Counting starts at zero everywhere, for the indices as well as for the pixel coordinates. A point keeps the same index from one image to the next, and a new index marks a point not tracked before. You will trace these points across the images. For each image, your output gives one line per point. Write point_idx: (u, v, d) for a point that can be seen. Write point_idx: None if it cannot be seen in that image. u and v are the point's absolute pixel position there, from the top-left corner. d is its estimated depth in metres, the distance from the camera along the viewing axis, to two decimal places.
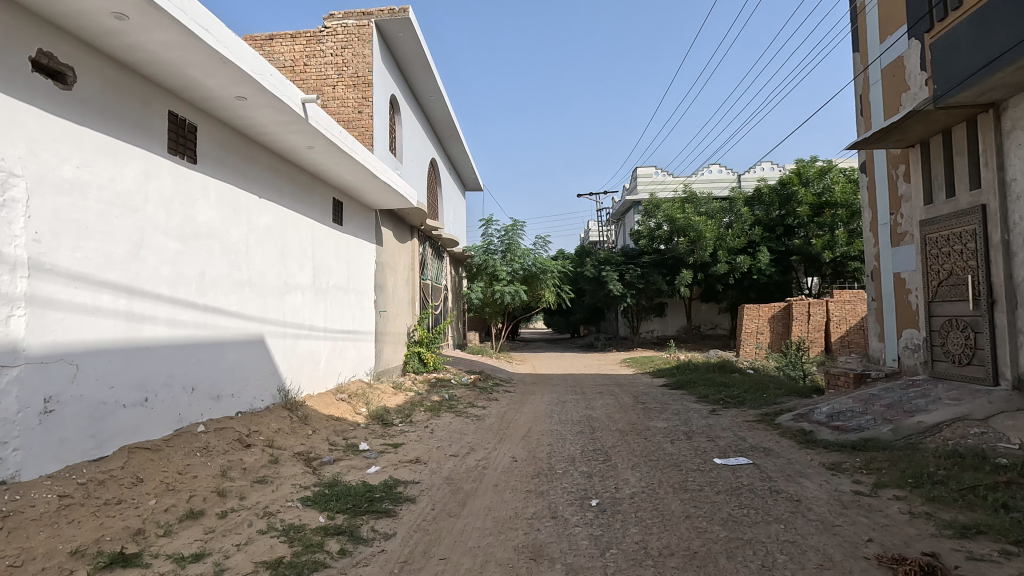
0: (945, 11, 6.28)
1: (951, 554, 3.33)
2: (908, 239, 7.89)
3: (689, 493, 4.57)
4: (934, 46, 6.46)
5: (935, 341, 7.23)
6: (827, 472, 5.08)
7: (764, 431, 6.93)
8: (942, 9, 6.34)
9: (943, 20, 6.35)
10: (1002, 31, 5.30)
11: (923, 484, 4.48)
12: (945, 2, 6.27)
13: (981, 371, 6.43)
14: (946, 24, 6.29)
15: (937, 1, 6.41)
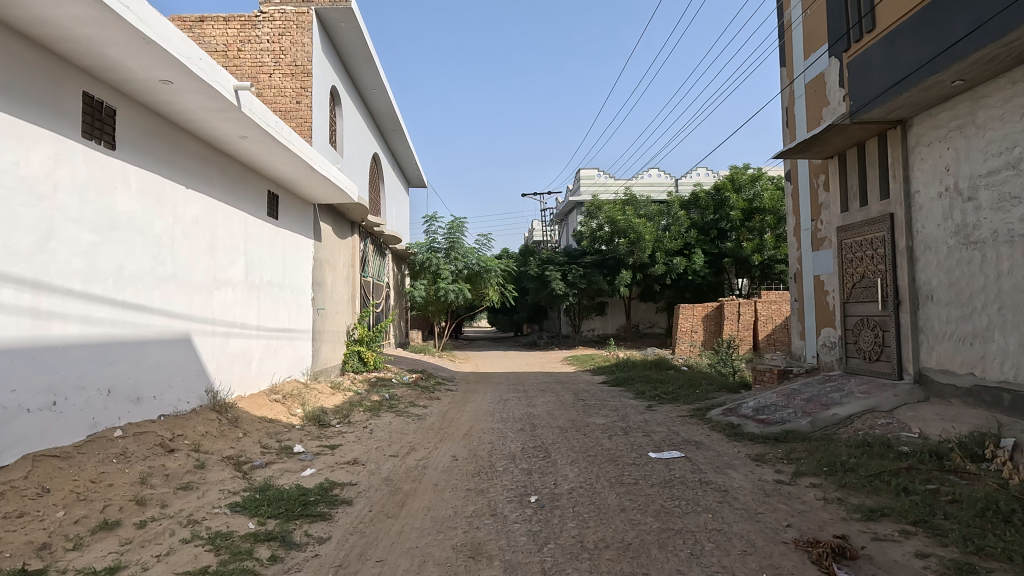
0: (861, 33, 6.75)
1: (859, 536, 3.60)
2: (826, 244, 8.47)
3: (625, 487, 4.70)
4: (851, 64, 6.92)
5: (849, 339, 7.78)
6: (752, 463, 5.37)
7: (696, 426, 7.24)
8: (858, 30, 6.81)
9: (858, 40, 6.81)
10: (910, 53, 5.76)
11: (836, 472, 4.83)
12: (860, 24, 6.74)
13: (888, 367, 6.99)
14: (861, 46, 6.75)
15: (854, 23, 6.89)
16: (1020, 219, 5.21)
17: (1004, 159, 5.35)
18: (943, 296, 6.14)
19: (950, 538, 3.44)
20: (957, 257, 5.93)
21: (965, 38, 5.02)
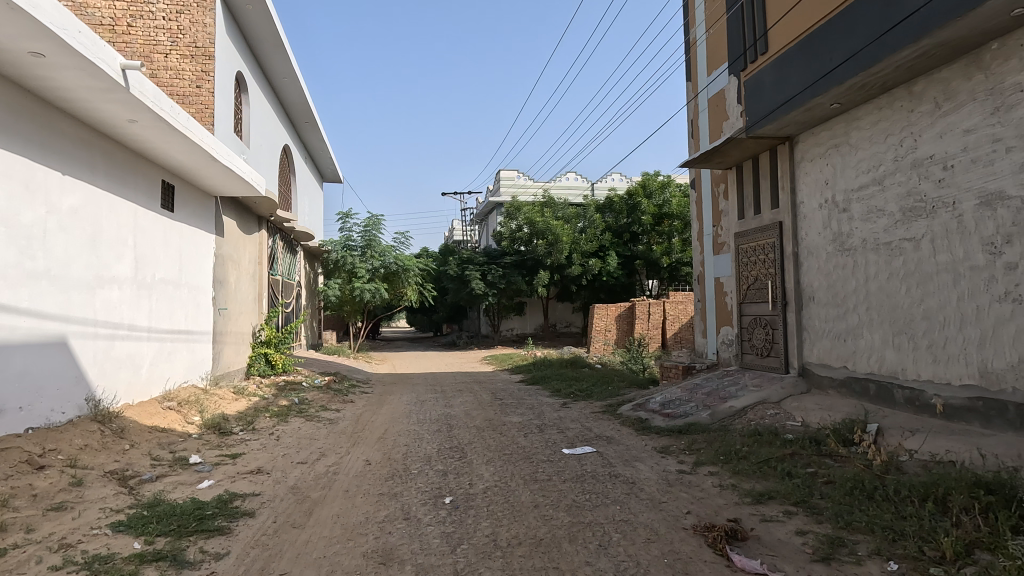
0: (755, 55, 7.32)
1: (749, 518, 3.91)
2: (725, 248, 9.11)
3: (539, 484, 4.80)
4: (747, 83, 7.49)
5: (744, 337, 8.43)
6: (658, 455, 5.67)
7: (607, 421, 7.53)
8: (753, 52, 7.39)
9: (753, 62, 7.40)
10: (796, 76, 6.32)
11: (731, 460, 5.21)
12: (755, 46, 7.31)
13: (776, 362, 7.64)
14: (755, 67, 7.34)
15: (750, 45, 7.46)
16: (883, 229, 5.88)
17: (872, 176, 6.01)
18: (823, 298, 6.81)
19: (824, 516, 3.82)
20: (834, 262, 6.59)
21: (841, 65, 5.59)
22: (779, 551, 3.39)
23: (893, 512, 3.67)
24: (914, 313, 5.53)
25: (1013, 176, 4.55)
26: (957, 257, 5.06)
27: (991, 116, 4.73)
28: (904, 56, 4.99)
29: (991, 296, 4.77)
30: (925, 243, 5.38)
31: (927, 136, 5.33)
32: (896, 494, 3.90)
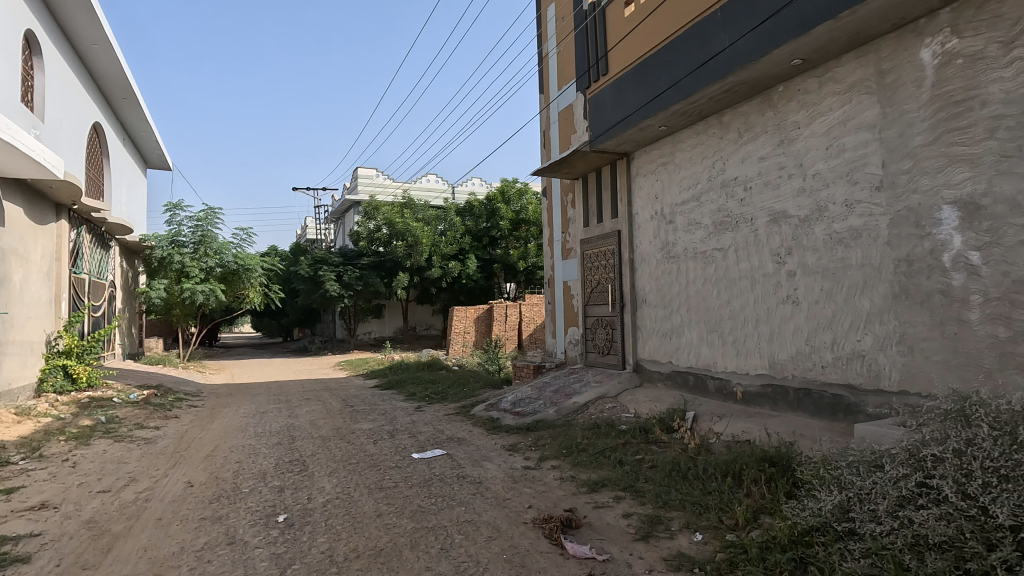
0: (597, 74, 7.90)
1: (584, 506, 4.18)
2: (572, 254, 9.69)
3: (384, 492, 4.65)
4: (590, 100, 8.03)
5: (588, 337, 9.04)
6: (506, 453, 5.83)
7: (460, 422, 7.58)
8: (595, 71, 7.96)
9: (595, 80, 7.91)
10: (631, 98, 6.94)
11: (572, 452, 5.54)
12: (597, 67, 7.89)
13: (615, 359, 8.31)
14: (597, 85, 7.86)
15: (592, 65, 8.03)
16: (700, 240, 6.68)
17: (691, 192, 6.81)
18: (653, 300, 7.55)
19: (647, 497, 4.22)
20: (662, 268, 7.35)
21: (666, 92, 6.25)
22: (607, 535, 3.66)
23: (700, 489, 4.17)
24: (722, 313, 6.35)
25: (793, 198, 5.44)
26: (754, 266, 5.91)
27: (778, 147, 5.61)
28: (714, 90, 5.73)
29: (777, 298, 5.65)
30: (731, 253, 6.22)
31: (732, 160, 6.17)
32: (704, 472, 4.43)
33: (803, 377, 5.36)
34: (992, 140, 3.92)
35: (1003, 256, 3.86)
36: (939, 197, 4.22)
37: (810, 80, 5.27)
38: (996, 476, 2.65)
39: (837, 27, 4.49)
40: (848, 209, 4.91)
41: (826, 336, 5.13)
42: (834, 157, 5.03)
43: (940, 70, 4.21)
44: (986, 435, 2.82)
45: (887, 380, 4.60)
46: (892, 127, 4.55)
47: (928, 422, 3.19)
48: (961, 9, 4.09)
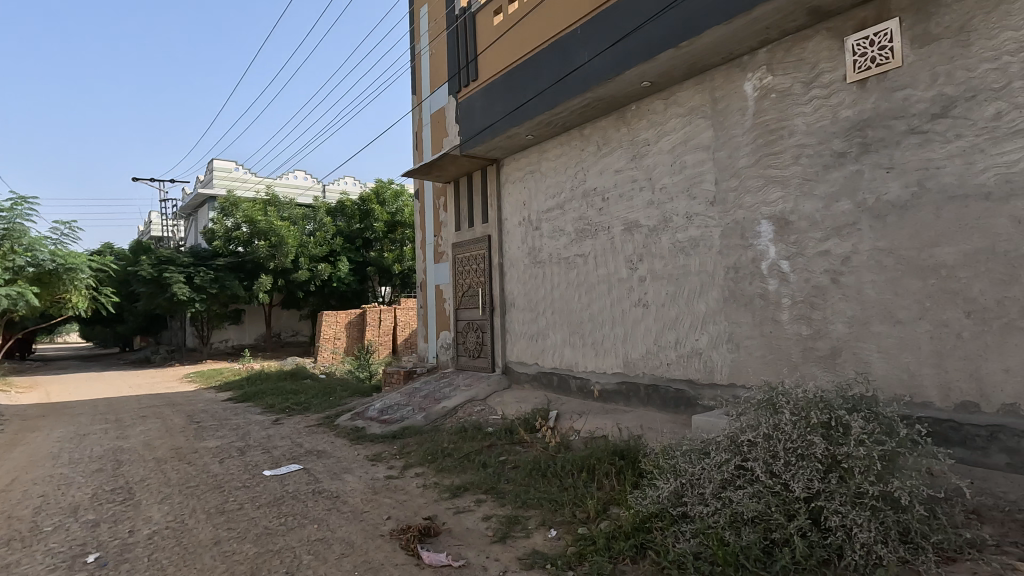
0: (466, 79, 7.92)
1: (445, 513, 4.13)
2: (444, 257, 9.62)
3: (225, 516, 4.21)
4: (461, 104, 8.04)
5: (459, 341, 9.03)
6: (368, 463, 5.60)
7: (321, 434, 7.16)
8: (464, 76, 7.99)
9: (466, 85, 7.94)
10: (499, 105, 7.07)
11: (437, 458, 5.48)
12: (467, 71, 7.92)
13: (484, 362, 8.39)
14: (467, 89, 7.88)
15: (462, 69, 8.05)
16: (563, 246, 6.98)
17: (555, 200, 7.10)
18: (521, 304, 7.75)
19: (507, 498, 4.29)
20: (529, 273, 7.57)
21: (531, 101, 6.45)
22: (465, 540, 3.65)
23: (558, 486, 4.33)
24: (583, 316, 6.69)
25: (644, 209, 5.89)
26: (611, 271, 6.30)
27: (631, 161, 6.04)
28: (575, 104, 6.03)
29: (630, 301, 6.07)
30: (590, 259, 6.58)
31: (592, 172, 6.54)
32: (562, 469, 4.61)
33: (652, 374, 5.81)
34: (797, 165, 4.55)
35: (805, 265, 4.49)
36: (758, 213, 4.82)
37: (657, 101, 5.75)
38: (794, 456, 3.03)
39: (678, 55, 4.94)
40: (688, 220, 5.42)
41: (670, 336, 5.61)
42: (677, 173, 5.53)
43: (759, 101, 4.81)
44: (787, 420, 3.17)
45: (719, 374, 5.14)
46: (722, 150, 5.11)
47: (745, 411, 3.54)
48: (774, 50, 4.70)
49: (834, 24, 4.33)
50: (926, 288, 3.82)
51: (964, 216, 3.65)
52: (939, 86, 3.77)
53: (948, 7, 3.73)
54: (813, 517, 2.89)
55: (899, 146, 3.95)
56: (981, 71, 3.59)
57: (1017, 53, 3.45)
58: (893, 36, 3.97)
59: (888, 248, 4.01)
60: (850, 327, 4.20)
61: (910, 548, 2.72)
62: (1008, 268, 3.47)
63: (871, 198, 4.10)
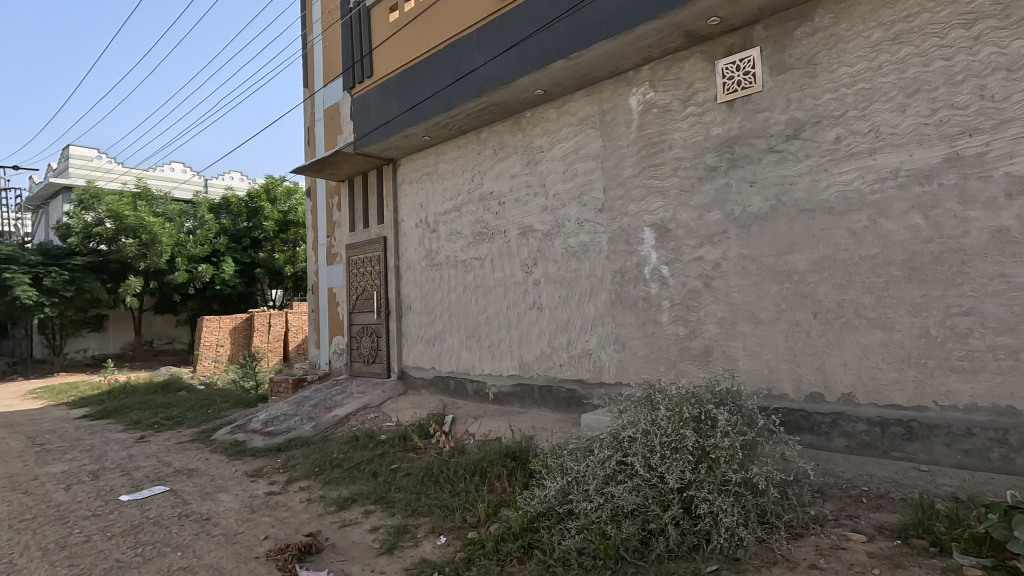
0: (361, 75, 7.64)
1: (329, 528, 3.92)
2: (338, 259, 9.20)
3: (67, 551, 3.69)
4: (355, 100, 7.74)
5: (353, 346, 8.68)
6: (247, 480, 5.19)
7: (194, 451, 6.54)
8: (358, 71, 7.70)
9: (360, 81, 7.65)
10: (394, 103, 6.89)
11: (324, 470, 5.20)
12: (361, 66, 7.64)
13: (380, 367, 8.13)
14: (361, 86, 7.60)
15: (356, 64, 7.75)
16: (461, 249, 6.95)
17: (452, 203, 7.05)
18: (417, 307, 7.60)
19: (397, 507, 4.16)
20: (426, 275, 7.45)
21: (427, 101, 6.36)
22: (350, 555, 3.49)
23: (449, 491, 4.28)
24: (479, 319, 6.70)
25: (538, 214, 6.02)
26: (506, 275, 6.37)
27: (526, 166, 6.15)
28: (471, 107, 6.04)
29: (525, 304, 6.16)
30: (487, 262, 6.60)
31: (489, 175, 6.58)
32: (455, 473, 4.56)
33: (545, 375, 5.94)
34: (676, 177, 4.87)
35: (683, 270, 4.82)
36: (642, 220, 5.10)
37: (551, 110, 5.91)
38: (669, 449, 3.22)
39: (568, 65, 5.10)
40: (579, 226, 5.61)
41: (563, 338, 5.77)
42: (569, 180, 5.71)
43: (642, 115, 5.09)
44: (663, 415, 3.36)
45: (607, 374, 5.36)
46: (610, 159, 5.35)
47: (626, 409, 3.70)
48: (656, 68, 5.01)
49: (707, 48, 4.70)
50: (782, 292, 4.24)
51: (811, 228, 4.10)
52: (792, 111, 4.21)
53: (798, 40, 4.18)
54: (685, 506, 3.08)
55: (760, 163, 4.37)
56: (824, 100, 4.05)
57: (851, 86, 3.94)
58: (754, 63, 4.38)
59: (751, 255, 4.40)
60: (720, 328, 4.57)
61: (766, 528, 2.99)
62: (846, 273, 3.95)
63: (738, 209, 4.48)
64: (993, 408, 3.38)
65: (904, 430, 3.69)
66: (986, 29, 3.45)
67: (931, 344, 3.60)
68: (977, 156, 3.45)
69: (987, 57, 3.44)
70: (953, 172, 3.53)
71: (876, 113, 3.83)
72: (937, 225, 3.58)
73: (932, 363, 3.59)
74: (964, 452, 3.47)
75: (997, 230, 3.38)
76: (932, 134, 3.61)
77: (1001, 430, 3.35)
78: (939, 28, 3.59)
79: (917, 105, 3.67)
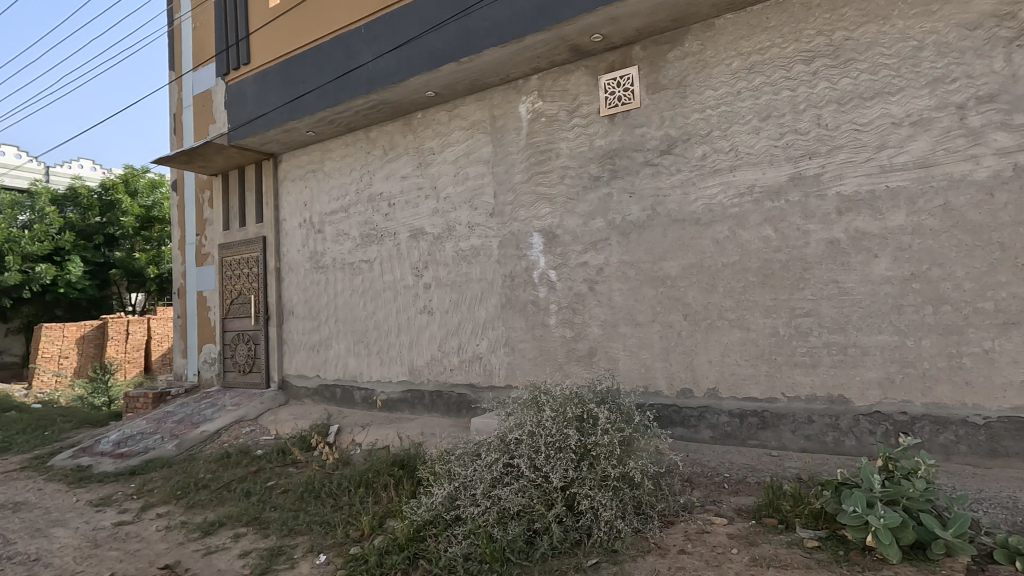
0: (235, 61, 7.05)
1: (191, 557, 3.55)
2: (209, 259, 8.41)
3: None
4: (228, 87, 7.13)
5: (226, 354, 7.97)
6: (91, 510, 4.56)
7: (24, 481, 5.62)
8: (233, 56, 7.10)
9: (235, 68, 7.06)
10: (273, 94, 6.44)
11: (188, 493, 4.72)
12: (236, 51, 7.05)
13: (257, 377, 7.54)
14: (236, 73, 7.01)
15: (230, 48, 7.14)
16: (348, 250, 6.66)
17: (339, 203, 6.74)
18: (300, 312, 7.17)
19: (272, 528, 3.87)
20: (310, 278, 7.05)
21: (311, 94, 6.03)
22: None
23: (331, 506, 4.06)
24: (368, 324, 6.45)
25: (428, 217, 5.93)
26: (396, 278, 6.21)
27: (416, 168, 6.05)
28: (359, 104, 5.82)
29: (416, 308, 6.04)
30: (376, 265, 6.39)
31: (378, 176, 6.38)
32: (338, 487, 4.34)
33: (436, 380, 5.86)
34: (562, 184, 5.04)
35: (568, 275, 5.00)
36: (531, 226, 5.21)
37: (442, 112, 5.87)
38: (553, 449, 3.30)
39: (459, 69, 5.09)
40: (470, 230, 5.62)
41: (453, 342, 5.73)
42: (460, 183, 5.70)
43: (531, 123, 5.22)
44: (548, 416, 3.45)
45: (497, 377, 5.41)
46: (500, 165, 5.42)
47: (514, 411, 3.75)
48: (544, 78, 5.15)
49: (591, 63, 4.93)
50: (657, 295, 4.54)
51: (682, 236, 4.44)
52: (666, 128, 4.53)
53: (671, 63, 4.52)
54: (567, 503, 3.18)
55: (638, 174, 4.66)
56: (693, 119, 4.41)
57: (715, 108, 4.32)
58: (633, 80, 4.67)
59: (630, 261, 4.67)
60: (603, 330, 4.79)
61: (641, 518, 3.17)
62: (711, 279, 4.32)
63: (618, 217, 4.74)
64: (827, 397, 3.87)
65: (758, 419, 4.11)
66: (821, 66, 3.93)
67: (780, 342, 4.04)
68: (815, 176, 3.93)
69: (823, 90, 3.92)
70: (797, 190, 4.00)
71: (735, 134, 4.23)
72: (784, 235, 4.04)
73: (781, 358, 4.03)
74: (805, 437, 3.93)
75: (830, 242, 3.88)
76: (780, 156, 4.06)
77: (833, 416, 3.84)
78: (786, 62, 4.05)
79: (768, 129, 4.10)
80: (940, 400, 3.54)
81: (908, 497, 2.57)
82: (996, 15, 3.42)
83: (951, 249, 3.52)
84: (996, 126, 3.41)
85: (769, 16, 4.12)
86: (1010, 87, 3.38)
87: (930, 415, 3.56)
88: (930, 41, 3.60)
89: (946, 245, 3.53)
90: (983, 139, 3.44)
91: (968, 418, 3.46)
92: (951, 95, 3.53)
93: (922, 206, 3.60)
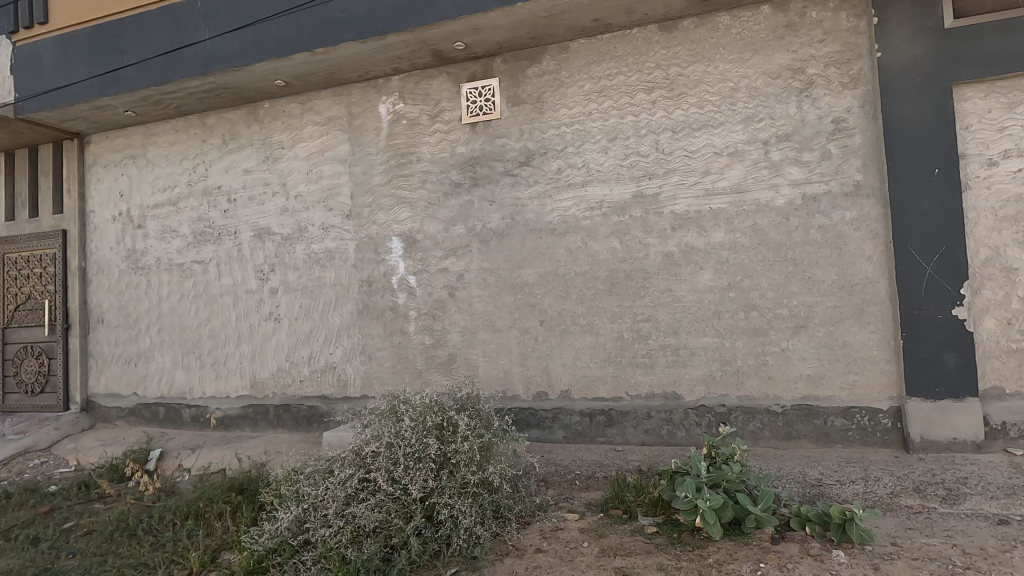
0: (14, 15, 5.75)
1: None
2: None
3: None
4: (7, 47, 5.81)
5: (8, 372, 6.53)
6: None
7: None
8: (10, 9, 5.77)
9: (14, 24, 5.75)
10: (79, 63, 5.44)
11: None
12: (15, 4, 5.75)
13: (52, 398, 6.30)
14: (18, 31, 5.74)
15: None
16: (176, 250, 5.87)
17: (166, 195, 5.92)
18: (112, 319, 6.14)
19: None
20: (125, 280, 6.08)
21: (130, 68, 5.22)
22: None
23: (149, 545, 3.51)
24: (200, 333, 5.74)
25: (276, 215, 5.46)
26: (236, 282, 5.61)
27: (262, 162, 5.54)
28: (194, 85, 5.19)
29: (259, 315, 5.51)
30: (211, 267, 5.72)
31: (215, 167, 5.72)
32: (159, 521, 3.77)
33: (282, 394, 5.39)
34: (423, 190, 4.97)
35: (429, 280, 4.93)
36: (390, 230, 5.05)
37: (293, 104, 5.46)
38: (412, 459, 3.21)
39: (313, 60, 4.77)
40: (324, 231, 5.28)
41: (303, 351, 5.32)
42: (313, 182, 5.34)
43: (391, 125, 5.07)
44: (407, 427, 3.34)
45: (352, 387, 5.14)
46: (357, 165, 5.18)
47: (370, 423, 3.58)
48: (405, 80, 5.05)
49: (452, 70, 4.94)
50: (515, 302, 4.67)
51: (538, 246, 4.63)
52: (524, 140, 4.70)
53: (530, 79, 4.70)
54: (427, 514, 3.10)
55: (498, 183, 4.76)
56: (550, 134, 4.63)
57: (569, 126, 4.58)
58: (494, 91, 4.77)
59: (490, 268, 4.75)
60: (462, 336, 4.80)
61: (500, 522, 3.20)
62: (564, 286, 4.56)
63: (479, 225, 4.80)
64: (663, 394, 4.29)
65: (606, 418, 4.41)
66: (659, 97, 4.38)
67: (624, 345, 4.39)
68: (654, 196, 4.36)
69: (660, 119, 4.37)
70: (638, 207, 4.39)
71: (587, 151, 4.53)
72: (628, 247, 4.41)
73: (625, 360, 4.39)
74: (646, 431, 4.31)
75: (666, 255, 4.32)
76: (625, 174, 4.43)
77: (668, 411, 4.26)
78: (630, 90, 4.44)
79: (615, 149, 4.46)
80: (750, 393, 4.11)
81: (727, 479, 2.92)
82: (790, 69, 4.09)
83: (758, 264, 4.12)
84: (791, 162, 4.07)
85: (616, 46, 4.48)
86: (800, 130, 4.06)
87: (742, 407, 4.12)
88: (743, 85, 4.19)
89: (754, 261, 4.13)
90: (782, 171, 4.09)
91: (771, 408, 4.06)
92: (759, 132, 4.15)
93: (737, 226, 4.17)
